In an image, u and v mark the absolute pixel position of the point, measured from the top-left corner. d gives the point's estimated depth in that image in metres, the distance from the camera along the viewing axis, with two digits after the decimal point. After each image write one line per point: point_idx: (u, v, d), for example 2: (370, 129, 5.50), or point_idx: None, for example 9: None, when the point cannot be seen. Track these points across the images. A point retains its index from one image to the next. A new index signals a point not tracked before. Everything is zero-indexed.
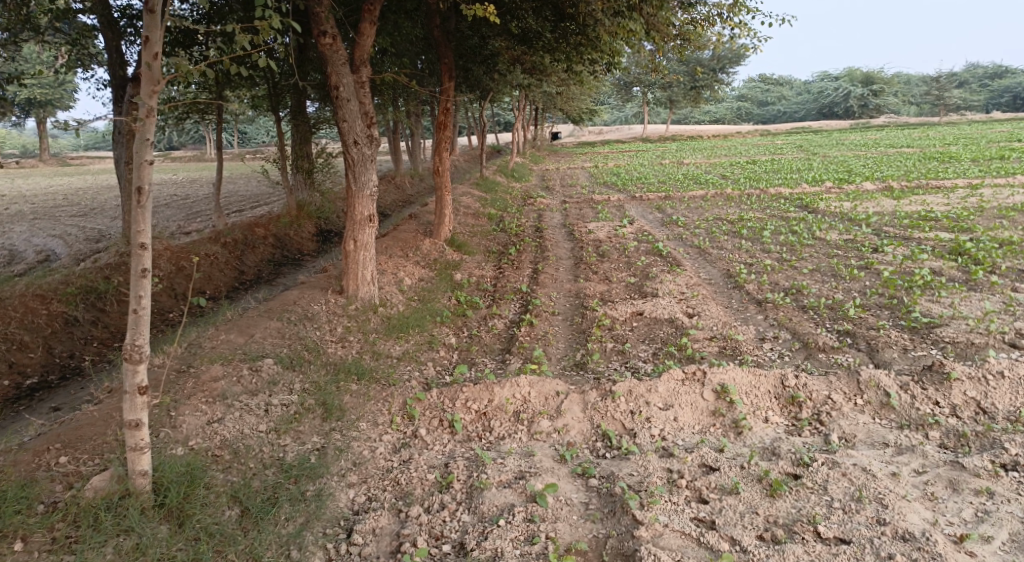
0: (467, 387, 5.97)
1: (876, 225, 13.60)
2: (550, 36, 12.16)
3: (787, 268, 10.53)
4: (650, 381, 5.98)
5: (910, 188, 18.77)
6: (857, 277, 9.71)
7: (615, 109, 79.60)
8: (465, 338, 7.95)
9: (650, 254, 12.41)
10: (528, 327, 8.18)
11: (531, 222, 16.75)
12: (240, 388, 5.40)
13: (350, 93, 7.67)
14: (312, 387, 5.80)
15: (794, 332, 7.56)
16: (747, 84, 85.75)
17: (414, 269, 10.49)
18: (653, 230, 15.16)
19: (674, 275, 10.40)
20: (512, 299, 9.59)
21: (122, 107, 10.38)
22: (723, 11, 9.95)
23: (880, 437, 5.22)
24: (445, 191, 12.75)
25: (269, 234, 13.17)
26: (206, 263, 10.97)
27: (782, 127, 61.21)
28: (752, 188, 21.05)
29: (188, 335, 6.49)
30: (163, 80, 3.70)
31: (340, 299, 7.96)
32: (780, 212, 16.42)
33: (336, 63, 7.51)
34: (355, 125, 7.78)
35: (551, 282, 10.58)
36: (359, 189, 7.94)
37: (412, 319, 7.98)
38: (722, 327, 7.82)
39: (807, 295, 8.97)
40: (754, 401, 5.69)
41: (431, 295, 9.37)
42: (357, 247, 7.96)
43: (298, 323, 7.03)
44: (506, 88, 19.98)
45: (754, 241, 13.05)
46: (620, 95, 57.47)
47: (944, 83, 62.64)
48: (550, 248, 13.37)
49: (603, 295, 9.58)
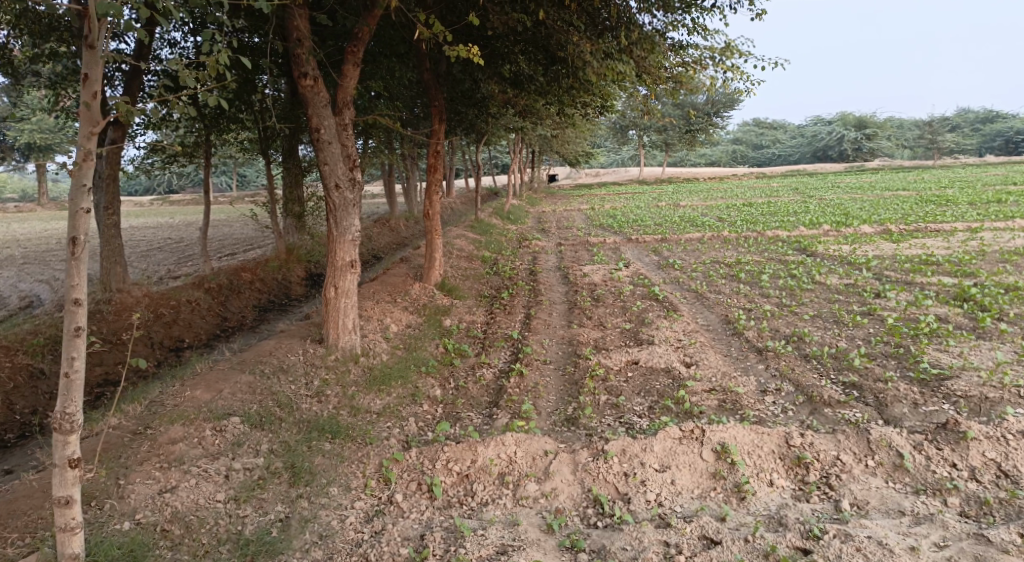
0: (448, 447, 5.55)
1: (877, 269, 13.31)
2: (542, 80, 12.08)
3: (788, 314, 10.19)
4: (644, 439, 5.57)
5: (908, 231, 18.59)
6: (861, 324, 9.35)
7: (611, 152, 80.43)
8: (451, 390, 7.54)
9: (646, 298, 12.07)
10: (517, 378, 7.78)
11: (525, 265, 16.47)
12: (200, 450, 5.00)
13: (332, 136, 7.48)
14: (281, 448, 5.39)
15: (797, 384, 7.17)
16: (742, 127, 86.95)
17: (402, 316, 10.14)
18: (649, 273, 14.86)
19: (671, 322, 10.04)
20: (502, 347, 9.20)
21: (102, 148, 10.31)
22: (715, 54, 9.87)
23: (895, 504, 4.80)
24: (435, 235, 12.49)
25: (256, 278, 12.85)
26: (187, 309, 10.62)
27: (776, 170, 61.66)
28: (749, 231, 20.88)
29: (153, 390, 6.10)
30: (101, 122, 3.54)
31: (320, 350, 7.58)
32: (778, 255, 16.17)
33: (318, 105, 7.33)
34: (337, 168, 7.56)
35: (544, 328, 10.21)
36: (341, 234, 7.66)
37: (395, 370, 7.59)
38: (722, 378, 7.43)
39: (809, 343, 8.60)
40: (758, 463, 5.27)
41: (418, 343, 8.99)
42: (337, 294, 7.63)
43: (273, 376, 6.64)
44: (501, 131, 19.96)
45: (753, 286, 12.74)
46: (616, 138, 58.05)
47: (936, 127, 63.44)
48: (543, 292, 13.04)
49: (597, 343, 9.20)
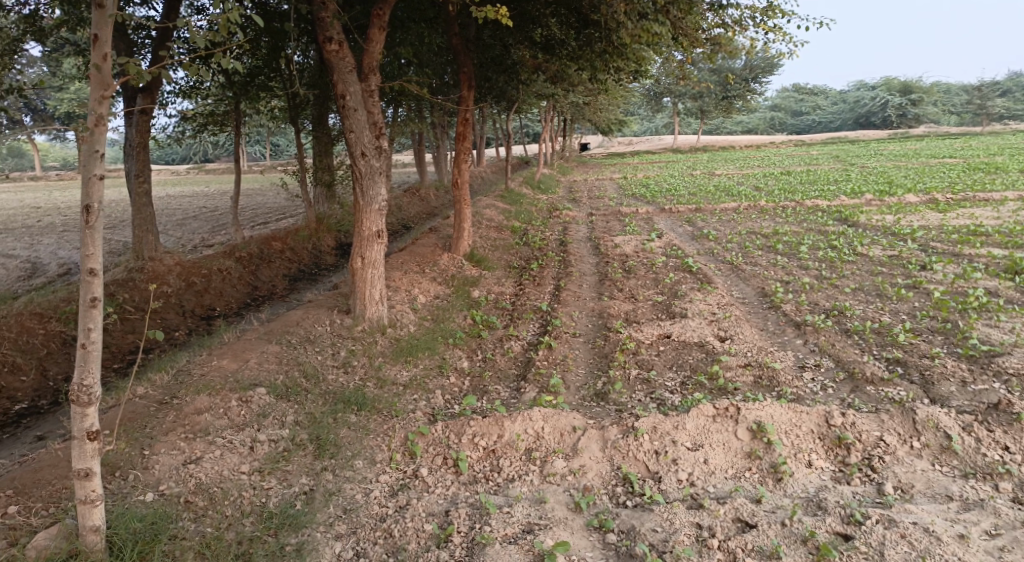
0: (474, 421, 5.45)
1: (922, 240, 12.75)
2: (573, 44, 11.70)
3: (827, 287, 9.81)
4: (676, 416, 5.39)
5: (956, 200, 17.76)
6: (905, 298, 8.95)
7: (644, 120, 78.75)
8: (478, 363, 7.43)
9: (679, 270, 11.77)
10: (545, 351, 7.63)
11: (555, 235, 16.22)
12: (225, 422, 5.01)
13: (358, 102, 7.31)
14: (306, 420, 5.36)
15: (838, 360, 6.87)
16: (781, 94, 84.20)
17: (430, 286, 10.04)
18: (682, 244, 14.50)
19: (705, 294, 9.75)
20: (530, 319, 9.05)
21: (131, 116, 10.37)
22: (757, 14, 9.38)
23: (942, 488, 4.55)
24: (464, 204, 12.31)
25: (286, 248, 12.89)
26: (218, 278, 10.70)
27: (816, 138, 59.64)
28: (787, 200, 20.21)
29: (180, 360, 6.12)
30: (112, 86, 3.53)
31: (347, 321, 7.52)
32: (817, 225, 15.61)
33: (343, 70, 7.15)
34: (363, 135, 7.40)
35: (573, 300, 10.02)
36: (368, 204, 7.54)
37: (422, 342, 7.50)
38: (757, 353, 7.17)
39: (850, 318, 8.26)
40: (796, 443, 5.05)
41: (445, 315, 8.90)
42: (364, 264, 7.54)
43: (299, 347, 6.61)
44: (531, 98, 19.54)
45: (790, 257, 12.31)
46: (650, 106, 56.75)
47: (987, 92, 60.51)
48: (573, 263, 12.82)
49: (628, 316, 8.99)
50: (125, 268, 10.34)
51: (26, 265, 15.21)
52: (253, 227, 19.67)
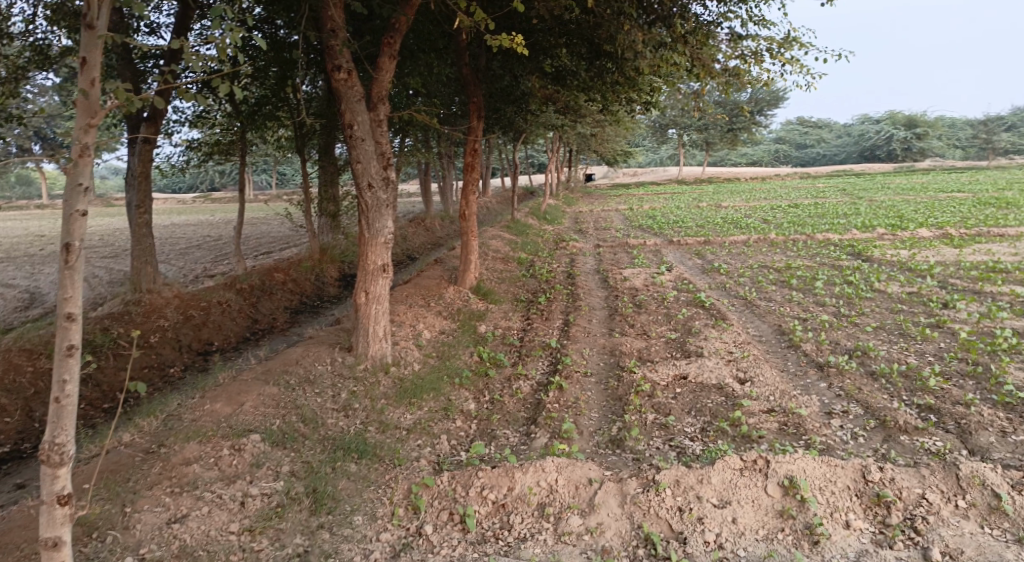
0: (482, 472, 5.08)
1: (941, 277, 12.40)
2: (584, 75, 11.57)
3: (848, 325, 9.45)
4: (700, 469, 5.01)
5: (970, 235, 17.46)
6: (930, 338, 8.58)
7: (649, 151, 79.11)
8: (486, 405, 7.07)
9: (692, 305, 11.43)
10: (557, 392, 7.27)
11: (562, 268, 15.93)
12: (215, 473, 4.67)
13: (366, 132, 7.09)
14: (302, 470, 5.01)
15: (867, 406, 6.49)
16: (784, 126, 84.66)
17: (435, 321, 9.72)
18: (693, 278, 14.18)
19: (720, 332, 9.40)
20: (539, 356, 8.71)
21: (133, 145, 10.21)
22: (773, 46, 9.20)
23: (997, 557, 4.14)
24: (471, 236, 12.05)
25: (288, 280, 12.62)
26: (217, 311, 10.41)
27: (821, 170, 59.63)
28: (797, 233, 19.93)
29: (172, 403, 5.80)
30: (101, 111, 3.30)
31: (349, 359, 7.19)
32: (830, 260, 15.30)
33: (351, 99, 6.95)
34: (370, 166, 7.16)
35: (583, 336, 9.68)
36: (373, 236, 7.26)
37: (427, 381, 7.15)
38: (781, 397, 6.80)
39: (875, 359, 7.89)
40: (832, 501, 4.66)
41: (451, 352, 8.56)
42: (368, 299, 7.24)
43: (298, 388, 6.27)
44: (538, 129, 19.44)
45: (806, 293, 11.97)
46: (655, 137, 57.01)
47: (992, 126, 60.65)
48: (582, 297, 12.49)
49: (641, 354, 8.64)
50: (122, 300, 10.07)
51: (24, 295, 14.96)
52: (256, 257, 19.46)
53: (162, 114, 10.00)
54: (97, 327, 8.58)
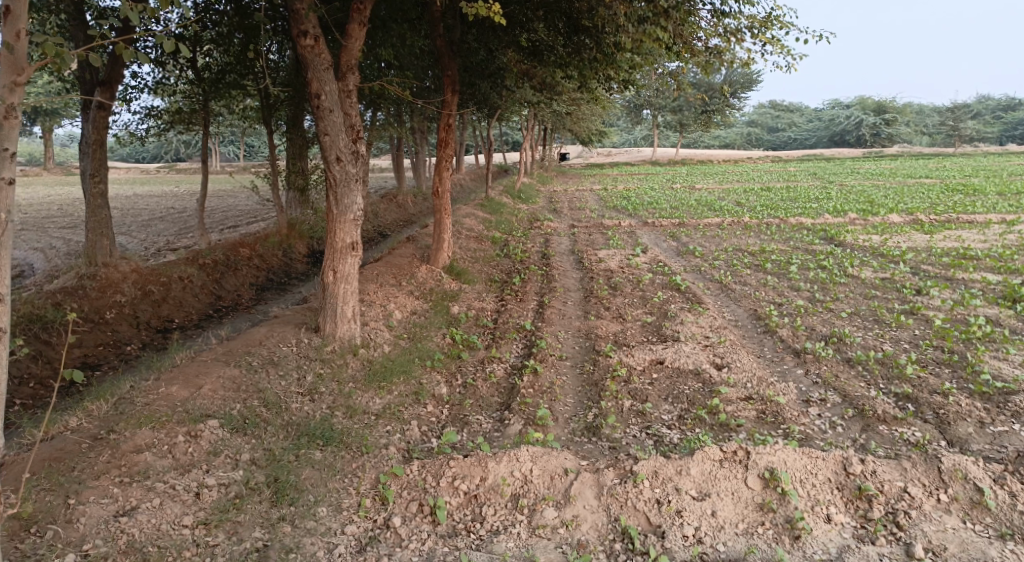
0: (454, 461, 4.87)
1: (913, 263, 12.49)
2: (562, 50, 11.26)
3: (823, 311, 9.43)
4: (679, 459, 4.87)
5: (939, 222, 17.68)
6: (904, 325, 8.60)
7: (624, 131, 78.93)
8: (458, 389, 6.84)
9: (667, 288, 11.32)
10: (531, 377, 7.07)
11: (537, 248, 15.72)
12: (168, 462, 4.36)
13: (334, 103, 6.73)
14: (263, 458, 4.74)
15: (844, 395, 6.43)
16: (758, 110, 85.18)
17: (406, 301, 9.44)
18: (668, 260, 14.10)
19: (697, 316, 9.30)
20: (514, 339, 8.50)
21: (86, 111, 9.63)
22: (754, 25, 9.01)
23: (977, 551, 4.09)
24: (444, 214, 11.73)
25: (254, 255, 12.17)
26: (178, 287, 9.96)
27: (793, 154, 60.19)
28: (771, 217, 19.98)
29: (124, 385, 5.44)
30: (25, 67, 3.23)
31: (315, 340, 6.87)
32: (804, 244, 15.33)
33: (318, 67, 6.57)
34: (338, 139, 6.81)
35: (559, 319, 9.50)
36: (342, 213, 6.92)
37: (397, 365, 6.90)
38: (758, 385, 6.71)
39: (850, 346, 7.86)
40: (812, 494, 4.57)
41: (423, 333, 8.30)
42: (336, 278, 6.92)
43: (261, 370, 5.95)
44: (515, 105, 19.06)
45: (781, 277, 11.96)
46: (631, 117, 56.77)
47: (959, 115, 61.80)
48: (557, 278, 12.31)
49: (617, 338, 8.50)
50: (75, 273, 9.54)
51: None
52: (221, 231, 18.85)
53: (118, 78, 9.45)
54: (48, 302, 8.09)
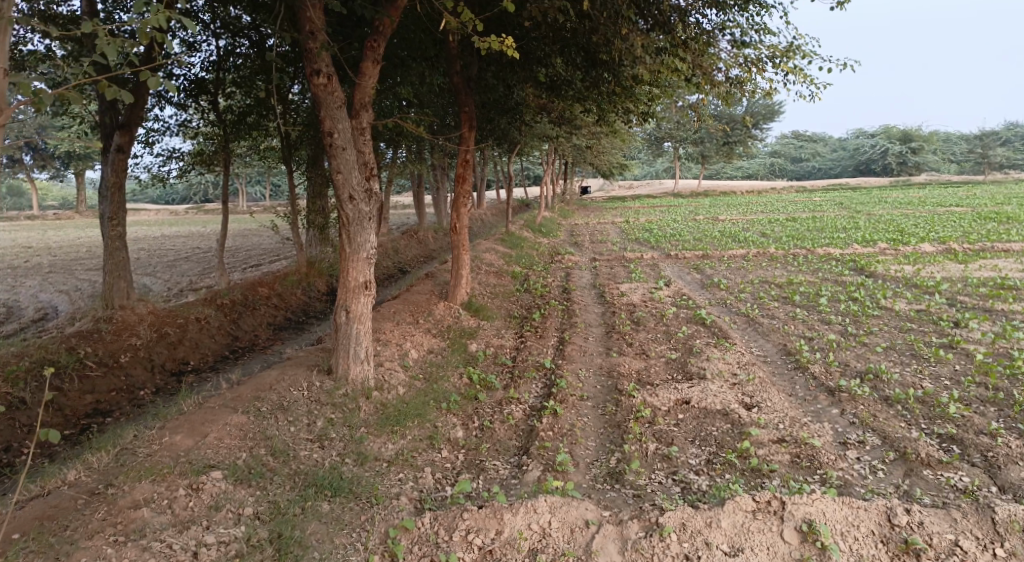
0: (468, 513, 4.60)
1: (949, 294, 12.00)
2: (580, 85, 11.21)
3: (856, 346, 9.02)
4: (707, 510, 4.54)
5: (973, 250, 17.11)
6: (944, 359, 8.16)
7: (645, 164, 78.98)
8: (474, 432, 6.59)
9: (692, 322, 10.99)
10: (550, 419, 6.79)
11: (558, 282, 15.50)
12: (167, 518, 4.21)
13: (347, 141, 6.67)
14: (268, 512, 4.55)
15: (884, 436, 6.04)
16: (780, 140, 84.81)
17: (423, 339, 9.25)
18: (692, 293, 13.76)
19: (723, 351, 8.96)
20: (533, 378, 8.24)
21: (106, 155, 9.79)
22: (775, 55, 8.85)
23: None
24: (462, 250, 11.61)
25: (273, 294, 12.14)
26: (195, 328, 9.92)
27: (817, 183, 59.50)
28: (797, 247, 19.55)
29: (127, 434, 5.36)
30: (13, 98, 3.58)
31: (327, 382, 6.70)
32: (832, 275, 14.89)
33: (331, 106, 6.53)
34: (351, 177, 6.73)
35: (580, 356, 9.21)
36: (355, 252, 6.80)
37: (411, 408, 6.68)
38: (791, 425, 6.35)
39: (888, 383, 7.46)
40: (855, 549, 4.21)
41: (440, 373, 8.09)
42: (349, 319, 6.77)
43: (270, 415, 5.78)
44: (533, 140, 19.07)
45: (810, 310, 11.55)
46: (651, 150, 56.79)
47: (987, 140, 60.77)
48: (578, 313, 12.05)
49: (641, 375, 8.18)
50: (93, 316, 9.58)
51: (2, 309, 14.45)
52: (244, 270, 19.00)
53: (137, 122, 9.58)
54: (61, 346, 8.14)
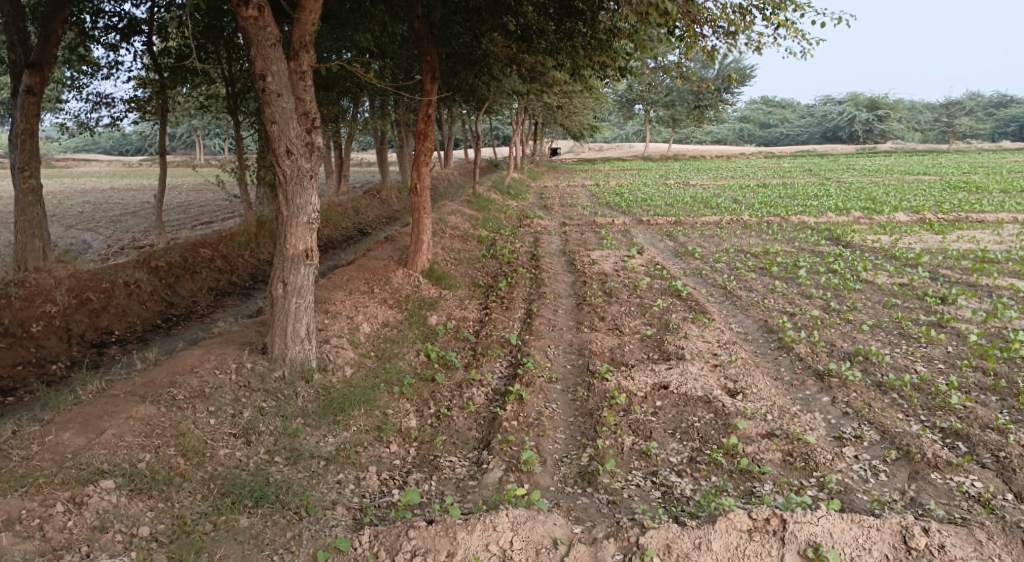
0: (415, 531, 3.87)
1: (930, 267, 11.59)
2: (553, 35, 10.26)
3: (841, 323, 8.47)
4: (696, 528, 3.91)
5: (948, 221, 16.80)
6: (936, 341, 7.67)
7: (616, 127, 78.00)
8: (430, 422, 5.84)
9: (667, 294, 10.35)
10: (515, 406, 6.07)
11: (526, 247, 14.73)
12: (34, 546, 3.43)
13: (283, 86, 5.70)
14: (168, 532, 3.78)
15: (883, 431, 5.50)
16: (751, 105, 84.46)
17: (378, 312, 8.40)
18: (665, 262, 13.12)
19: (702, 328, 8.34)
20: (498, 356, 7.50)
21: (16, 97, 8.52)
22: (765, 6, 7.90)
23: None
24: (423, 214, 10.68)
25: (217, 256, 11.06)
26: (122, 294, 8.89)
27: (786, 150, 59.29)
28: (770, 215, 19.04)
29: (8, 431, 4.51)
30: None
31: (261, 362, 5.83)
32: (809, 245, 14.39)
33: (264, 43, 5.54)
34: (288, 128, 5.77)
35: (548, 331, 8.50)
36: (293, 216, 5.88)
37: (358, 394, 5.88)
38: (780, 416, 5.75)
39: (879, 367, 6.91)
40: None
41: (394, 351, 7.28)
42: (286, 292, 5.89)
43: (186, 405, 4.93)
44: (503, 97, 18.01)
45: (790, 282, 11.01)
46: (622, 112, 55.68)
47: (954, 111, 61.16)
48: (547, 282, 11.32)
49: (614, 355, 7.52)
50: None
51: None
52: (193, 227, 17.73)
53: (51, 60, 8.26)
54: None
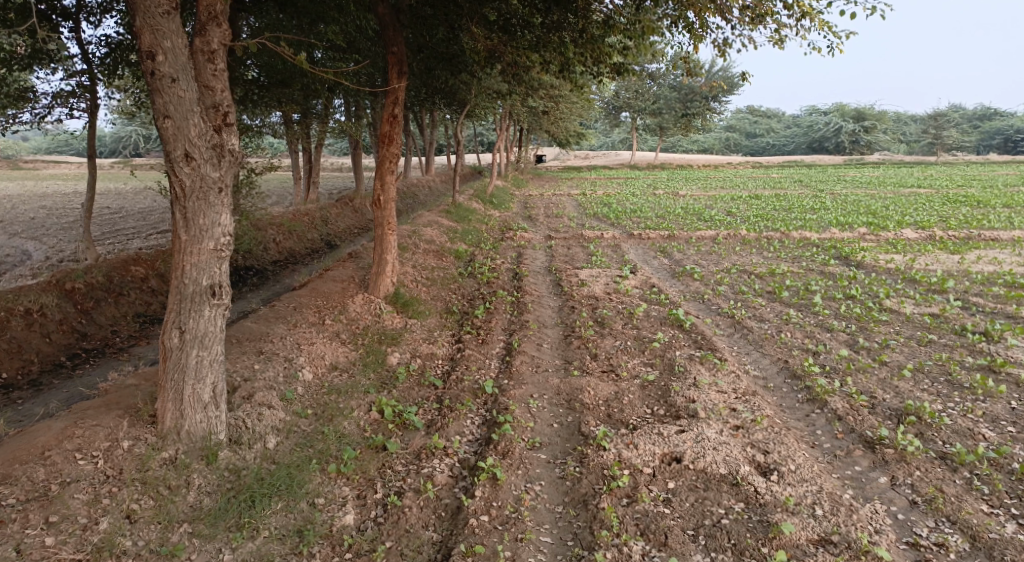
0: None
1: (959, 294, 10.33)
2: (540, 29, 8.95)
3: (877, 367, 7.14)
4: None
5: (960, 239, 15.66)
6: (994, 392, 6.36)
7: (601, 134, 76.91)
8: (375, 516, 4.43)
9: (668, 325, 8.97)
10: (488, 490, 4.66)
11: (508, 264, 13.33)
12: None
13: (180, 69, 4.28)
14: None
15: (973, 536, 4.20)
16: (737, 114, 83.93)
17: (326, 351, 6.93)
18: (661, 284, 11.80)
19: (714, 372, 6.98)
20: (468, 409, 6.08)
21: None
22: None
23: None
24: (388, 229, 9.22)
25: (152, 275, 9.45)
26: (19, 325, 7.38)
27: (772, 160, 58.36)
28: (769, 229, 17.79)
29: None
30: None
31: (146, 438, 4.53)
32: (816, 265, 13.11)
33: (151, 10, 4.13)
34: (188, 125, 4.34)
35: (531, 373, 7.09)
36: (194, 241, 4.48)
37: (275, 483, 4.52)
38: (831, 509, 4.44)
39: (938, 432, 5.57)
40: None
41: (338, 407, 5.82)
42: (182, 342, 4.52)
43: (18, 517, 3.80)
44: (484, 100, 16.60)
45: (806, 311, 9.68)
46: (608, 121, 54.42)
47: (941, 121, 60.81)
48: (530, 306, 9.94)
49: (609, 410, 6.12)
50: None
51: None
52: (144, 237, 16.02)
53: None
54: None
